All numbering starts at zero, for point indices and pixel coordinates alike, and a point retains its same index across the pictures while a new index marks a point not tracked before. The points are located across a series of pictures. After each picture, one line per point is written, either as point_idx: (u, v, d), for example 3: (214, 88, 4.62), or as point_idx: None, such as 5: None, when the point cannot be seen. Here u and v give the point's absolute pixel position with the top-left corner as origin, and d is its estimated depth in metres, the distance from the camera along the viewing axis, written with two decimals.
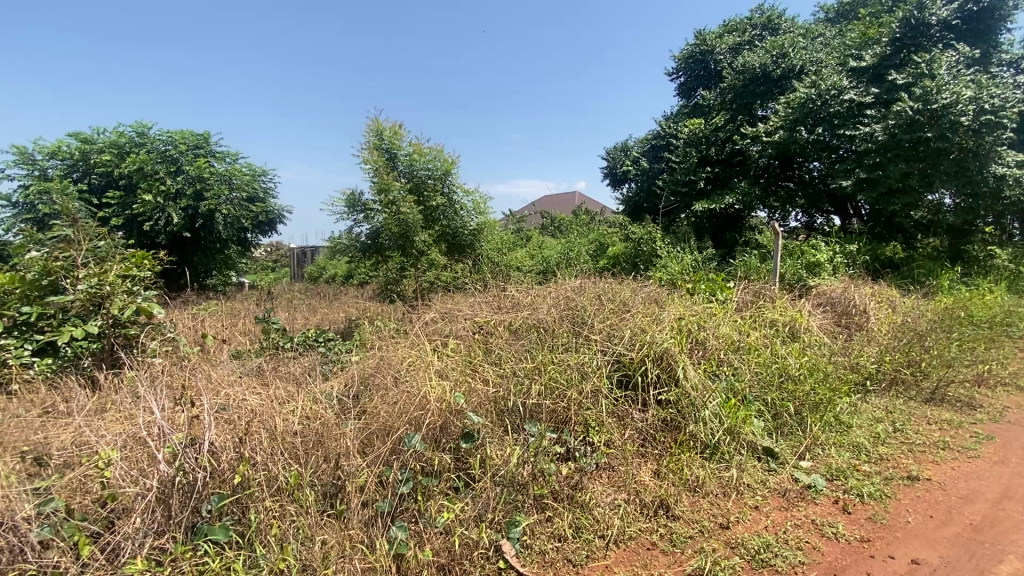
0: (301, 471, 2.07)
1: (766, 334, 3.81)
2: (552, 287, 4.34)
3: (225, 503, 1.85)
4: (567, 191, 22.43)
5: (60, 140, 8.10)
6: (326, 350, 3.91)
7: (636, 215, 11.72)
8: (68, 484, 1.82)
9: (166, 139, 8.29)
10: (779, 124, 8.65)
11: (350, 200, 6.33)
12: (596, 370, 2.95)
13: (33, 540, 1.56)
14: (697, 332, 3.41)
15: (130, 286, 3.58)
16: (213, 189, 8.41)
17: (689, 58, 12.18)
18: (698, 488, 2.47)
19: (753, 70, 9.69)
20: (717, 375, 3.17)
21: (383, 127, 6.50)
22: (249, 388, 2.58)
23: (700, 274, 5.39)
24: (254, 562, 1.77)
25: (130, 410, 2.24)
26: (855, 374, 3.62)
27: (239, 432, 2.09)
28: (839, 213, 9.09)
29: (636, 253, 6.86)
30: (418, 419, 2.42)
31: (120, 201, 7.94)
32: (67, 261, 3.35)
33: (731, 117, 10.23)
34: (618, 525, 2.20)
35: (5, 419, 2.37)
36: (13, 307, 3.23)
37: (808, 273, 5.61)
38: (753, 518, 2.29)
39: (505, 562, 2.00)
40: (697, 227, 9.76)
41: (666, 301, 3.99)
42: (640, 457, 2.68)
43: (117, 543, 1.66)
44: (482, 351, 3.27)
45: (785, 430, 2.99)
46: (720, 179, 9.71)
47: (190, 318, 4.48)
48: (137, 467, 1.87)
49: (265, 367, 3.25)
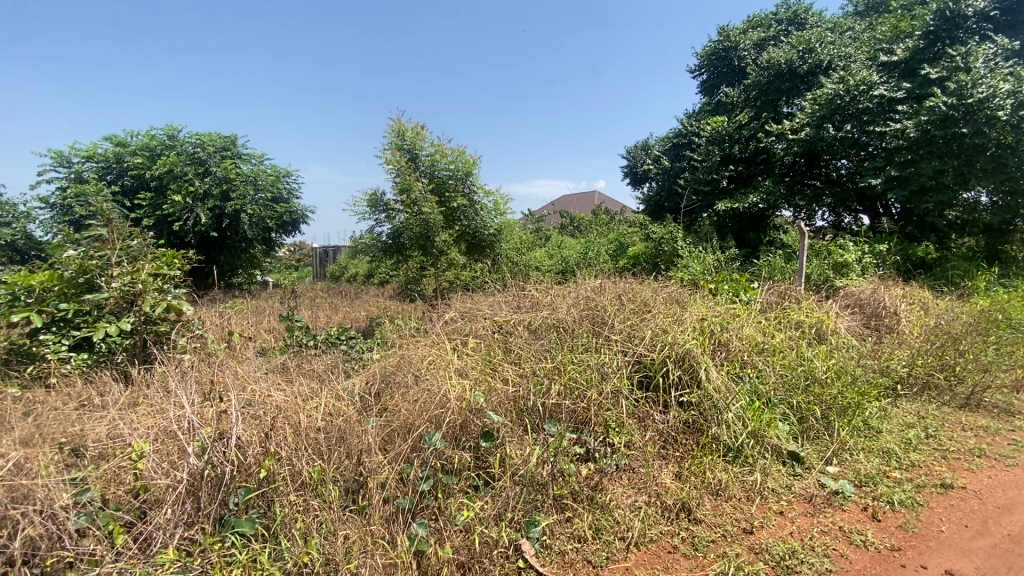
0: (324, 466, 2.10)
1: (792, 335, 3.74)
2: (572, 287, 4.31)
3: (251, 496, 1.89)
4: (588, 191, 22.24)
5: (95, 143, 8.43)
6: (348, 349, 3.96)
7: (656, 214, 11.64)
8: (103, 475, 1.88)
9: (195, 142, 8.54)
10: (806, 121, 8.38)
11: (372, 200, 6.39)
12: (616, 371, 2.93)
13: (70, 528, 1.64)
14: (720, 333, 3.37)
15: (161, 285, 3.70)
16: (239, 190, 8.60)
17: (711, 55, 12.03)
18: (721, 492, 2.43)
19: (779, 66, 9.48)
20: (741, 376, 3.13)
21: (405, 127, 6.54)
22: (274, 385, 2.63)
23: (723, 274, 5.31)
24: (278, 555, 1.80)
25: (161, 404, 2.31)
26: (884, 378, 3.52)
27: (264, 428, 2.13)
28: (868, 213, 8.75)
29: (656, 253, 6.76)
30: (438, 418, 2.43)
31: (152, 202, 8.20)
32: (102, 260, 3.49)
33: (756, 114, 10.04)
34: (638, 527, 2.18)
35: (44, 413, 2.46)
36: (51, 305, 3.36)
37: (835, 274, 5.46)
38: (778, 523, 2.24)
39: (524, 562, 2.00)
40: (720, 226, 9.63)
41: (688, 301, 3.93)
42: (661, 459, 2.64)
43: (148, 533, 1.73)
44: (502, 350, 3.28)
45: (811, 434, 2.92)
46: (743, 179, 9.71)
47: (217, 315, 4.59)
48: (168, 459, 1.93)
49: (289, 365, 3.31)
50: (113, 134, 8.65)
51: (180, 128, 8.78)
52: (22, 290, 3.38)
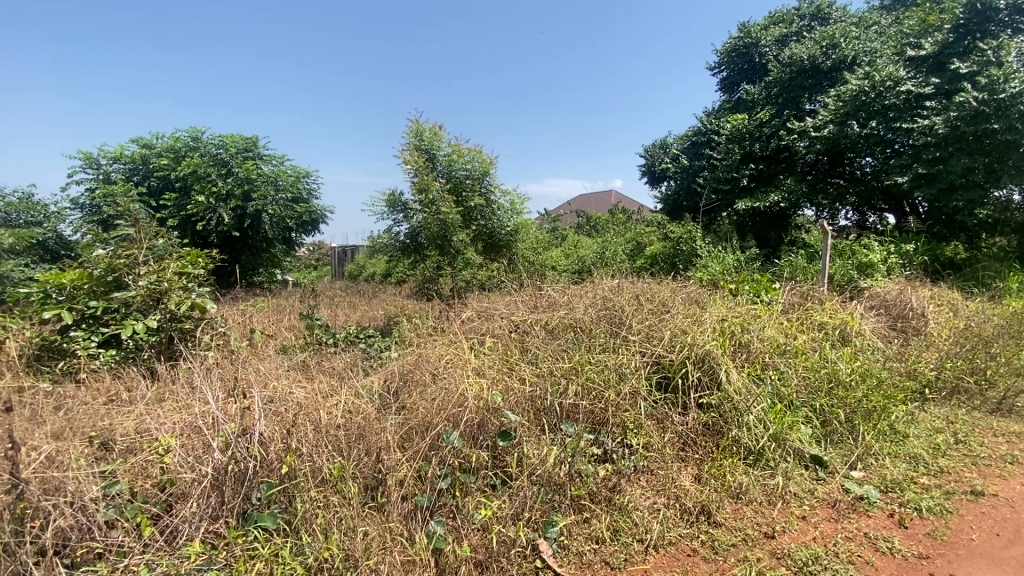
0: (344, 463, 2.13)
1: (814, 337, 3.66)
2: (589, 286, 4.28)
3: (273, 492, 1.92)
4: (604, 191, 22.08)
5: (122, 145, 8.66)
6: (366, 348, 4.00)
7: (675, 213, 11.55)
8: (131, 468, 1.93)
9: (218, 143, 8.72)
10: (829, 118, 8.18)
11: (391, 200, 6.44)
12: (635, 372, 2.90)
13: (99, 520, 1.69)
14: (741, 334, 3.31)
15: (186, 283, 3.79)
16: (260, 190, 8.76)
17: (732, 52, 11.90)
18: (741, 495, 2.39)
19: (801, 62, 9.31)
20: (762, 379, 3.08)
21: (423, 127, 6.58)
22: (295, 382, 2.67)
23: (744, 274, 5.23)
24: (299, 550, 1.81)
25: (187, 400, 2.37)
26: (911, 381, 3.43)
27: (286, 424, 2.17)
28: (894, 211, 8.52)
29: (674, 253, 6.69)
30: (455, 416, 2.44)
31: (177, 203, 8.39)
32: (130, 259, 3.59)
33: (777, 111, 9.87)
34: (657, 529, 2.16)
35: (75, 407, 2.54)
36: (81, 302, 3.47)
37: (859, 274, 5.33)
38: (800, 528, 2.20)
39: (542, 562, 1.99)
40: (739, 226, 9.50)
41: (708, 302, 3.88)
42: (680, 461, 2.61)
43: (174, 525, 1.77)
44: (519, 350, 3.27)
45: (835, 438, 2.86)
46: (764, 177, 9.53)
47: (239, 313, 4.67)
48: (193, 454, 1.98)
49: (309, 363, 3.35)
50: (140, 136, 8.87)
51: (203, 130, 8.96)
52: (54, 289, 3.51)
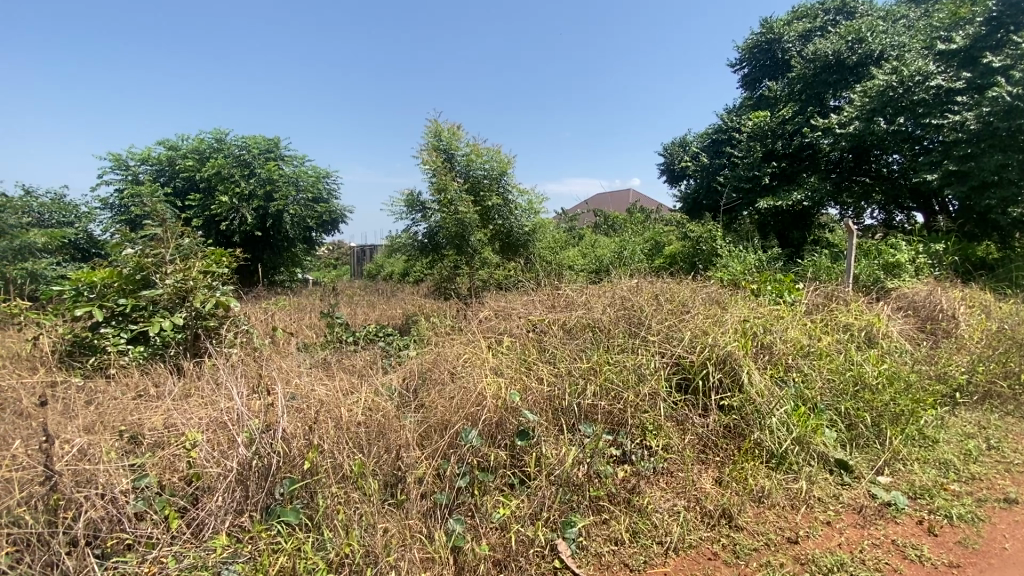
0: (364, 460, 2.15)
1: (839, 338, 3.58)
2: (607, 286, 4.25)
3: (295, 487, 1.95)
4: (622, 189, 21.91)
5: (150, 147, 8.90)
6: (385, 346, 4.04)
7: (694, 212, 11.43)
8: (159, 462, 1.99)
9: (241, 145, 8.90)
10: (854, 114, 7.99)
11: (409, 200, 6.49)
12: (654, 373, 2.87)
13: (129, 512, 1.74)
14: (763, 335, 3.26)
15: (210, 282, 3.87)
16: (282, 191, 8.92)
17: (753, 48, 11.71)
18: (763, 499, 2.35)
19: (826, 57, 9.11)
20: (785, 381, 3.02)
21: (441, 127, 6.61)
22: (317, 380, 2.71)
23: (765, 274, 5.14)
24: (321, 545, 1.83)
25: (212, 397, 2.43)
26: (941, 385, 3.33)
27: (308, 421, 2.20)
28: (923, 210, 8.29)
29: (694, 253, 6.60)
30: (474, 415, 2.45)
31: (201, 203, 8.58)
32: (157, 258, 3.69)
33: (800, 108, 9.69)
34: (677, 532, 2.14)
35: (106, 402, 2.62)
36: (111, 300, 3.58)
37: (885, 275, 5.19)
38: (825, 534, 2.15)
39: (561, 562, 1.99)
40: (760, 225, 9.36)
41: (729, 302, 3.82)
42: (701, 463, 2.58)
43: (200, 519, 1.81)
44: (537, 350, 3.26)
45: (861, 442, 2.79)
46: (786, 175, 9.35)
47: (261, 311, 4.75)
48: (218, 449, 2.03)
49: (330, 360, 3.39)
50: (166, 138, 9.08)
51: (227, 132, 9.15)
52: (85, 287, 3.63)
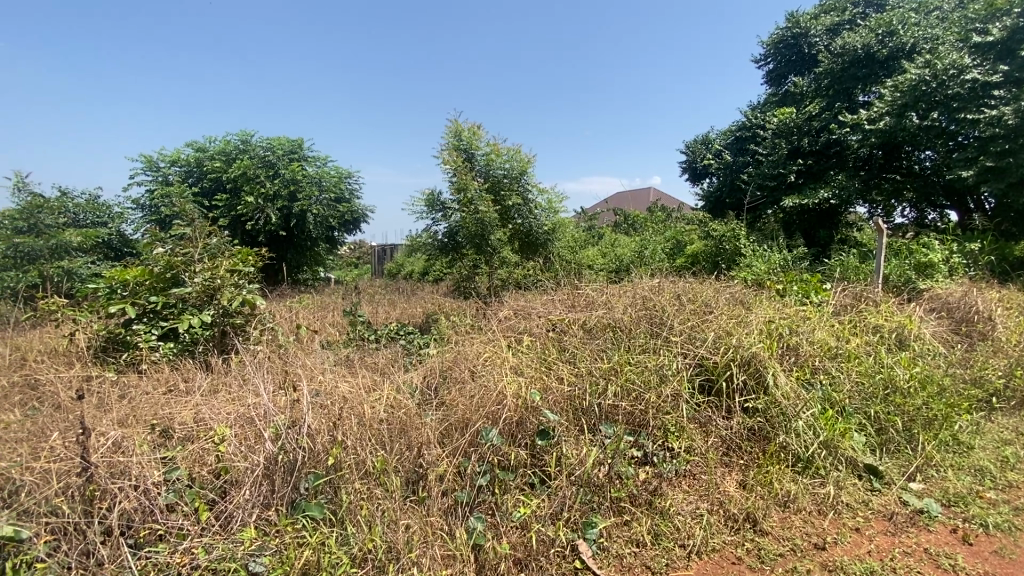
0: (386, 456, 2.17)
1: (869, 341, 3.47)
2: (628, 286, 4.21)
3: (320, 482, 1.98)
4: (642, 188, 21.67)
5: (179, 149, 9.14)
6: (406, 344, 4.07)
7: (717, 211, 11.26)
8: (189, 455, 2.05)
9: (266, 146, 9.09)
10: (885, 110, 7.72)
11: (430, 200, 6.54)
12: (676, 374, 2.83)
13: (161, 503, 1.80)
14: (789, 336, 3.19)
15: (237, 280, 3.97)
16: (305, 191, 9.08)
17: (779, 43, 11.47)
18: (789, 504, 2.30)
19: (854, 51, 8.87)
20: (812, 384, 2.95)
21: (462, 127, 6.64)
22: (340, 377, 2.75)
23: (791, 274, 5.03)
24: (345, 540, 1.86)
25: (240, 392, 2.49)
26: (977, 390, 3.21)
27: (332, 418, 2.23)
28: (957, 208, 8.03)
29: (717, 252, 6.48)
30: (494, 414, 2.45)
31: (228, 203, 8.79)
32: (186, 257, 3.80)
33: (828, 104, 9.45)
34: (699, 535, 2.11)
35: (139, 396, 2.70)
36: (143, 297, 3.69)
37: (917, 275, 5.02)
38: (853, 540, 2.09)
39: (582, 562, 1.98)
40: (785, 224, 9.19)
41: (753, 303, 3.75)
42: (724, 466, 2.54)
43: (229, 511, 1.85)
44: (557, 349, 3.25)
45: (892, 447, 2.71)
46: (812, 173, 9.15)
47: (285, 309, 4.85)
48: (246, 443, 2.08)
49: (353, 358, 3.44)
50: (195, 140, 9.33)
51: (252, 133, 9.36)
52: (119, 284, 3.76)
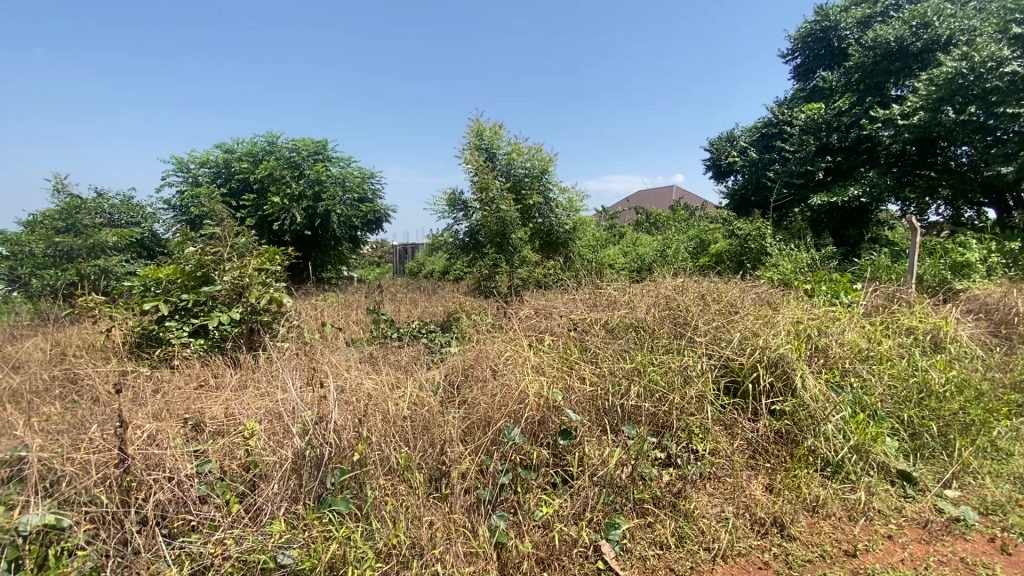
0: (410, 453, 2.20)
1: (902, 343, 3.37)
2: (651, 285, 4.16)
3: (346, 478, 2.01)
4: (665, 185, 21.40)
5: (208, 150, 9.39)
6: (428, 342, 4.10)
7: (742, 209, 11.07)
8: (220, 448, 2.11)
9: (292, 147, 9.27)
10: (919, 104, 7.44)
11: (451, 200, 6.58)
12: (700, 376, 2.79)
13: (194, 494, 1.85)
14: (818, 338, 3.12)
15: (265, 279, 4.07)
16: (329, 191, 9.24)
17: (807, 37, 11.21)
18: (818, 509, 2.25)
19: (886, 45, 8.59)
20: (841, 387, 2.88)
21: (483, 126, 6.66)
22: (364, 374, 2.79)
23: (820, 274, 4.91)
24: (369, 534, 1.89)
25: (269, 389, 2.55)
26: (1018, 395, 3.08)
27: (358, 414, 2.27)
28: (995, 206, 7.78)
29: (742, 251, 6.35)
30: (516, 413, 2.45)
31: (255, 203, 8.99)
32: (216, 256, 3.92)
33: (859, 99, 9.19)
34: (725, 539, 2.07)
35: (172, 390, 2.79)
36: (175, 295, 3.80)
37: (953, 275, 4.85)
38: (886, 548, 2.04)
39: (605, 563, 1.97)
40: (813, 222, 9.01)
41: (781, 303, 3.68)
42: (750, 469, 2.49)
43: (258, 505, 1.90)
44: (579, 348, 3.24)
45: (926, 453, 2.63)
46: (842, 170, 8.90)
47: (310, 307, 4.95)
48: (275, 438, 2.13)
49: (376, 355, 3.48)
50: (223, 142, 9.57)
51: (278, 135, 9.56)
52: (152, 283, 3.88)
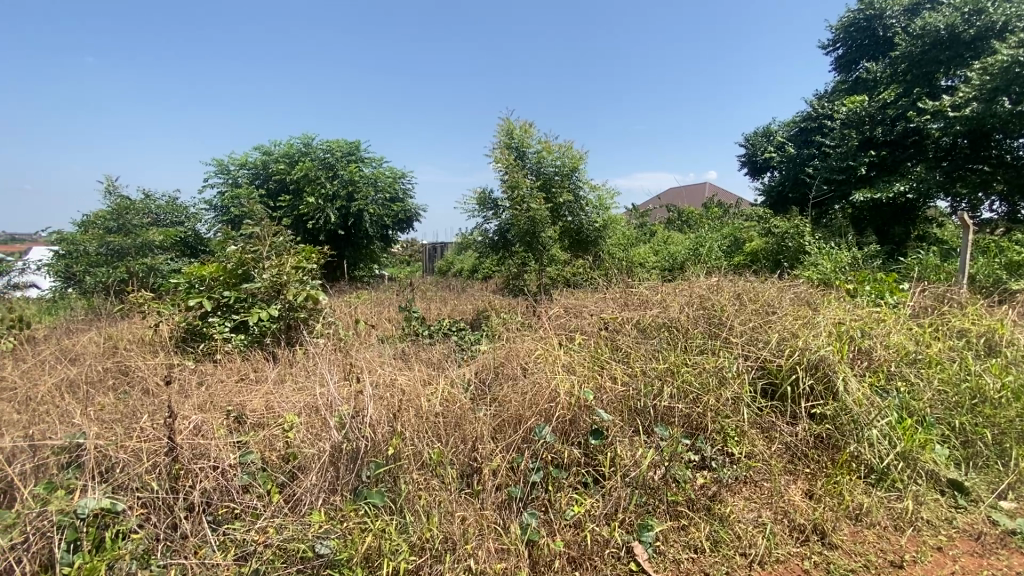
0: (443, 449, 2.23)
1: (953, 346, 3.20)
2: (684, 284, 4.08)
3: (380, 471, 2.05)
4: (698, 182, 20.95)
5: (247, 152, 9.72)
6: (458, 340, 4.13)
7: (779, 206, 10.76)
8: (261, 440, 2.18)
9: (326, 148, 9.51)
10: (972, 94, 6.98)
11: (481, 198, 6.61)
12: (736, 377, 2.73)
13: (237, 484, 1.93)
14: (861, 339, 3.00)
15: (301, 277, 4.19)
16: (362, 191, 9.44)
17: (849, 26, 10.77)
18: (861, 517, 2.17)
19: (936, 32, 8.13)
20: (886, 391, 2.76)
21: (513, 125, 6.67)
22: (398, 370, 2.84)
23: (862, 273, 4.71)
24: (404, 528, 1.91)
25: (307, 384, 2.63)
26: None
27: (392, 409, 2.31)
28: None
29: (779, 250, 6.16)
30: (547, 411, 2.45)
31: (291, 204, 9.23)
32: (256, 254, 4.06)
33: (906, 90, 8.74)
34: (762, 544, 2.02)
35: (215, 383, 2.91)
36: (217, 292, 3.96)
37: (1010, 274, 4.58)
38: (935, 560, 1.95)
39: (637, 565, 1.95)
40: (855, 220, 8.79)
41: (821, 303, 3.55)
42: (789, 474, 2.42)
43: (298, 495, 1.96)
44: (610, 347, 3.21)
45: (980, 462, 2.49)
46: (887, 165, 8.70)
47: (345, 305, 5.06)
48: (313, 431, 2.20)
49: (409, 352, 3.54)
50: (261, 144, 9.88)
51: (313, 136, 9.82)
52: (197, 280, 4.06)
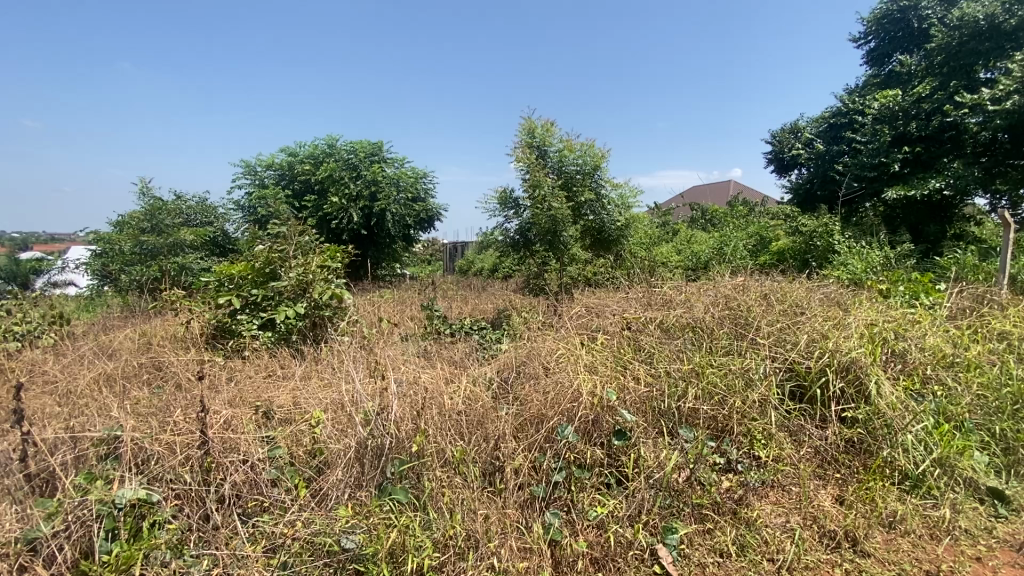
0: (465, 447, 2.23)
1: (993, 349, 3.08)
2: (708, 283, 4.02)
3: (404, 468, 2.07)
4: (722, 181, 20.58)
5: (274, 154, 9.92)
6: (480, 339, 4.15)
7: (807, 205, 10.51)
8: (289, 435, 2.24)
9: (350, 149, 9.65)
10: (1012, 87, 6.68)
11: (502, 198, 6.62)
12: (763, 379, 2.67)
13: (266, 478, 1.97)
14: (895, 341, 2.90)
15: (326, 275, 4.26)
16: (384, 191, 9.55)
17: (882, 19, 10.44)
18: (895, 525, 2.10)
19: (974, 23, 7.75)
20: (922, 395, 2.67)
21: (535, 124, 6.64)
22: (421, 368, 2.87)
23: (896, 273, 4.57)
24: (427, 524, 1.93)
25: (333, 381, 2.67)
26: None
27: (416, 407, 2.34)
28: None
29: (807, 249, 6.03)
30: (570, 411, 2.44)
31: (315, 204, 9.39)
32: (283, 253, 4.15)
33: (942, 83, 8.32)
34: (791, 550, 1.98)
35: (244, 379, 2.98)
36: (245, 290, 4.05)
37: None
38: (973, 571, 1.88)
39: (661, 567, 1.93)
40: (888, 218, 8.55)
41: (852, 304, 3.46)
42: (818, 479, 2.37)
43: (324, 490, 2.00)
44: (633, 348, 3.18)
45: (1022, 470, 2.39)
46: (922, 162, 8.41)
47: (368, 304, 5.13)
48: (339, 428, 2.23)
49: (431, 350, 3.56)
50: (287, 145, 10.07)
51: (337, 137, 9.96)
52: (226, 279, 4.16)
